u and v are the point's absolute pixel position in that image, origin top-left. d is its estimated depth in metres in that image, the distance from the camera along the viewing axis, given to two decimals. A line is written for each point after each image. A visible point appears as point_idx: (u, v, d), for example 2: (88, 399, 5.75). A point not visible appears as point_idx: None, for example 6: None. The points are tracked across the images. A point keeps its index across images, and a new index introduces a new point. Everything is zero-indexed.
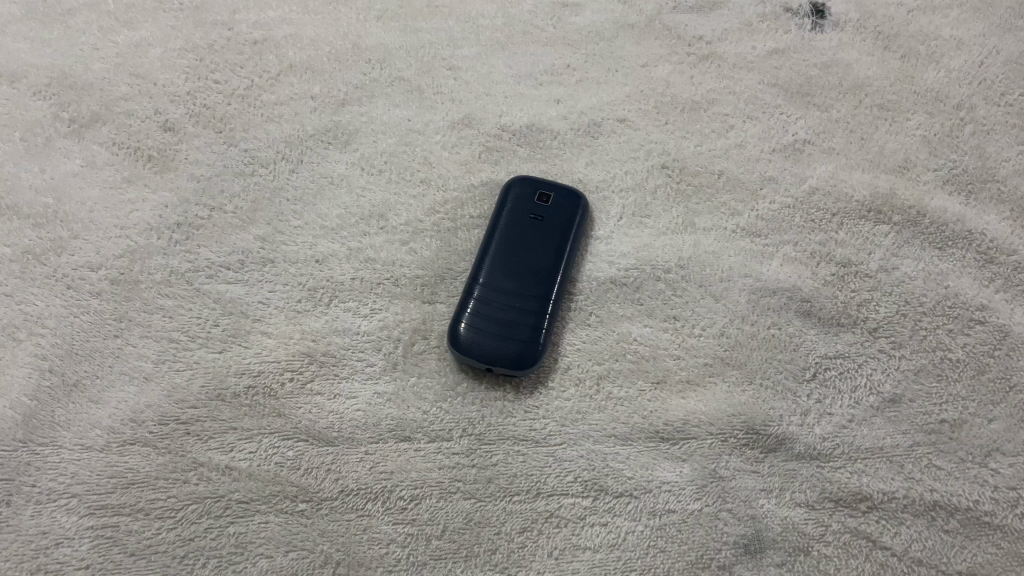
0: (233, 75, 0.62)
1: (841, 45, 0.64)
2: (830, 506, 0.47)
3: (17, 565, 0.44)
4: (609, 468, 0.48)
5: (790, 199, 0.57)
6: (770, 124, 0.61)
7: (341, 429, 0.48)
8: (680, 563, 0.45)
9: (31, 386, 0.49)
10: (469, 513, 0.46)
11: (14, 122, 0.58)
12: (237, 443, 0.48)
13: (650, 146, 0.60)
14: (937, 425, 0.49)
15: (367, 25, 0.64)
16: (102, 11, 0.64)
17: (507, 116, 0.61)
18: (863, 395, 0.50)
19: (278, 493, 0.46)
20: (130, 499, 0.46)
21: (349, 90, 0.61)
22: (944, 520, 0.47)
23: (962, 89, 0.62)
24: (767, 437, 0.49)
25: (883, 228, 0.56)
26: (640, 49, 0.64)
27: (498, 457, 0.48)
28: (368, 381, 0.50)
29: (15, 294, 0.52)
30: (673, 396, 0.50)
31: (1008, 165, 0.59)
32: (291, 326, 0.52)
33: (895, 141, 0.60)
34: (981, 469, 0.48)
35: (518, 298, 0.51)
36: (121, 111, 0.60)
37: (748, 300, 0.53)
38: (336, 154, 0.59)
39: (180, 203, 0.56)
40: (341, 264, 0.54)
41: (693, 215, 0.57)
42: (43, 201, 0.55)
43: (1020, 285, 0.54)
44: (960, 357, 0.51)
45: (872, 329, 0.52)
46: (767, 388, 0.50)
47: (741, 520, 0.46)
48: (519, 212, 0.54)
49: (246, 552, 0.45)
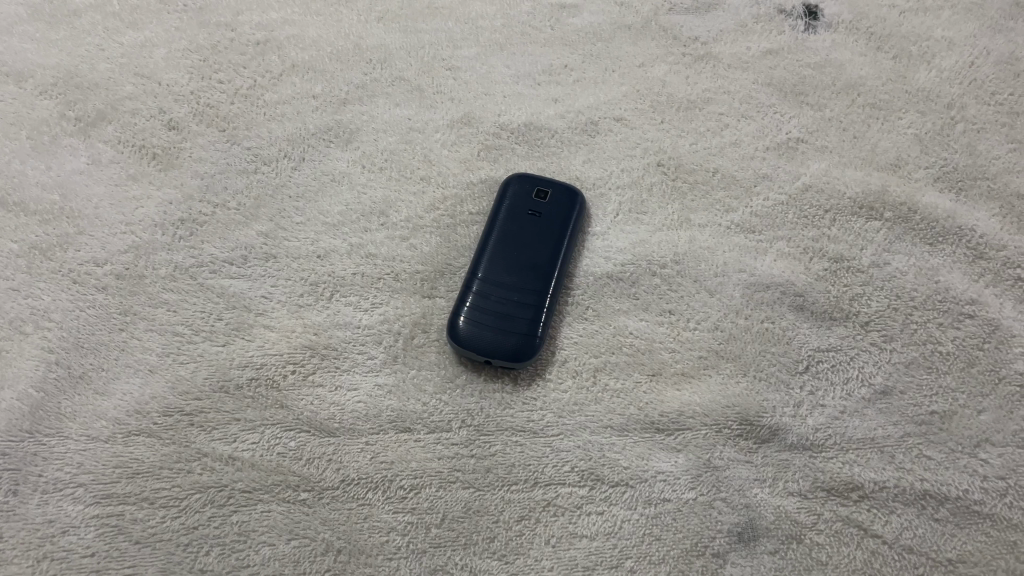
0: (236, 75, 0.63)
1: (834, 45, 0.65)
2: (822, 495, 0.48)
3: (24, 553, 0.45)
4: (605, 458, 0.49)
5: (784, 196, 0.58)
6: (764, 123, 0.62)
7: (342, 420, 0.49)
8: (675, 550, 0.46)
9: (37, 378, 0.50)
10: (468, 502, 0.47)
11: (21, 121, 0.59)
12: (240, 434, 0.49)
13: (647, 145, 0.61)
14: (927, 416, 0.50)
15: (368, 26, 0.65)
16: (108, 13, 0.65)
17: (505, 115, 0.62)
18: (855, 387, 0.51)
19: (281, 482, 0.47)
20: (134, 488, 0.47)
21: (351, 89, 0.62)
22: (934, 509, 0.48)
23: (953, 89, 0.63)
24: (761, 428, 0.50)
25: (875, 225, 0.57)
26: (637, 50, 0.65)
27: (496, 447, 0.49)
28: (369, 373, 0.51)
29: (22, 289, 0.53)
30: (668, 388, 0.51)
31: (998, 162, 0.60)
32: (293, 319, 0.53)
33: (886, 140, 0.61)
34: (971, 460, 0.49)
35: (517, 292, 0.52)
36: (126, 110, 0.61)
37: (742, 294, 0.54)
38: (337, 152, 0.60)
39: (184, 200, 0.57)
40: (343, 260, 0.55)
41: (688, 212, 0.58)
42: (49, 197, 0.56)
43: (1010, 280, 0.55)
44: (950, 350, 0.52)
45: (863, 323, 0.53)
46: (761, 380, 0.51)
47: (734, 509, 0.47)
48: (518, 209, 0.56)
49: (249, 540, 0.46)
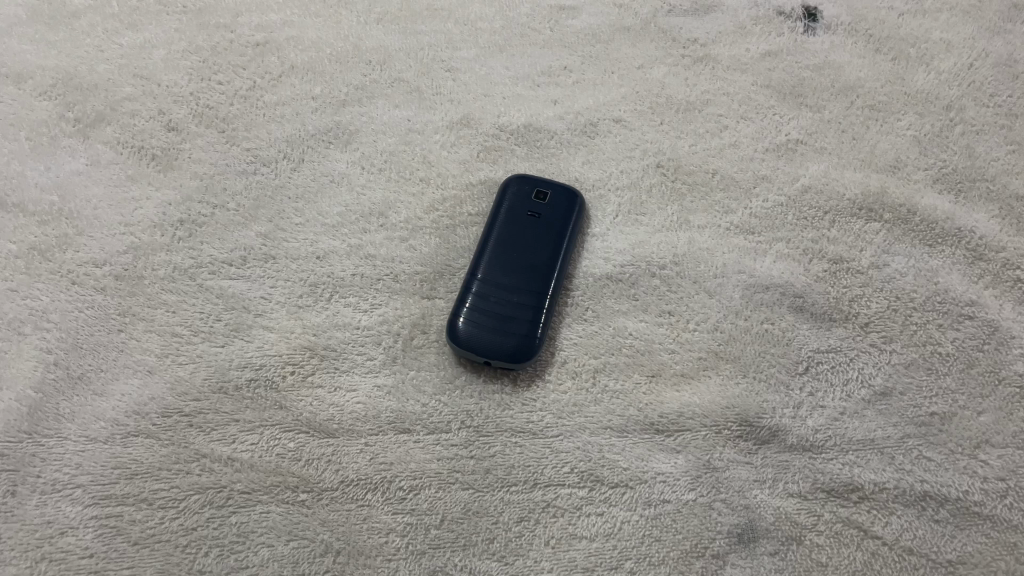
0: (236, 76, 0.63)
1: (833, 47, 0.65)
2: (822, 496, 0.48)
3: (22, 555, 0.44)
4: (605, 459, 0.49)
5: (783, 198, 0.58)
6: (763, 124, 0.62)
7: (341, 421, 0.49)
8: (676, 552, 0.46)
9: (36, 379, 0.50)
10: (468, 503, 0.47)
11: (20, 121, 0.59)
12: (239, 435, 0.49)
13: (646, 146, 0.61)
14: (927, 417, 0.50)
15: (368, 28, 0.66)
16: (108, 14, 0.65)
17: (505, 116, 0.62)
18: (854, 388, 0.51)
19: (280, 483, 0.47)
20: (133, 489, 0.47)
21: (350, 90, 0.62)
22: (934, 510, 0.48)
23: (952, 91, 0.63)
24: (761, 429, 0.50)
25: (874, 226, 0.57)
26: (636, 51, 0.65)
27: (496, 448, 0.49)
28: (368, 374, 0.51)
29: (20, 289, 0.53)
30: (668, 388, 0.51)
31: (997, 164, 0.60)
32: (292, 320, 0.53)
33: (886, 141, 0.61)
34: (971, 461, 0.49)
35: (517, 293, 0.52)
36: (126, 111, 0.61)
37: (742, 295, 0.54)
38: (336, 153, 0.60)
39: (183, 201, 0.57)
40: (342, 261, 0.55)
41: (688, 213, 0.58)
42: (48, 198, 0.56)
43: (1009, 281, 0.55)
44: (950, 351, 0.52)
45: (863, 324, 0.53)
46: (760, 381, 0.51)
47: (734, 510, 0.47)
48: (517, 210, 0.56)
49: (248, 542, 0.46)
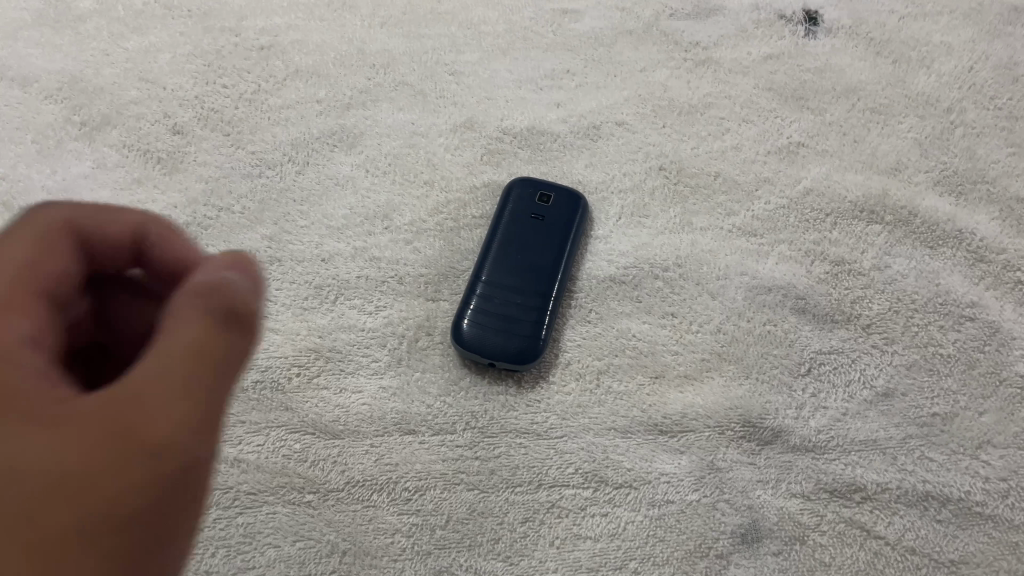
0: (240, 80, 0.63)
1: (834, 50, 0.66)
2: (825, 497, 0.48)
3: None
4: (609, 460, 0.49)
5: (785, 200, 0.59)
6: (765, 127, 0.62)
7: (347, 422, 0.49)
8: (679, 551, 0.47)
9: None
10: (473, 503, 0.47)
11: (27, 125, 0.60)
12: (245, 437, 0.49)
13: (648, 149, 0.61)
14: (929, 418, 0.51)
15: (371, 31, 0.66)
16: (112, 17, 0.65)
17: (508, 120, 0.62)
18: (857, 389, 0.51)
19: (286, 484, 0.48)
20: None
21: (354, 94, 0.63)
22: (935, 510, 0.48)
23: (952, 94, 0.63)
24: (764, 430, 0.50)
25: (876, 228, 0.57)
26: (639, 55, 0.66)
27: (500, 449, 0.49)
28: (373, 375, 0.51)
29: None
30: (672, 389, 0.51)
31: (998, 166, 0.60)
32: (298, 322, 0.53)
33: (887, 144, 0.61)
34: (973, 461, 0.49)
35: (520, 296, 0.52)
36: (131, 115, 0.61)
37: (745, 297, 0.55)
38: (341, 156, 0.60)
39: (189, 204, 0.57)
40: (347, 263, 0.55)
41: (690, 215, 0.58)
42: (55, 202, 0.57)
43: (1009, 283, 0.55)
44: (951, 352, 0.53)
45: (865, 325, 0.54)
46: (763, 382, 0.52)
47: (738, 510, 0.48)
48: (522, 212, 0.56)
49: (255, 542, 0.46)
